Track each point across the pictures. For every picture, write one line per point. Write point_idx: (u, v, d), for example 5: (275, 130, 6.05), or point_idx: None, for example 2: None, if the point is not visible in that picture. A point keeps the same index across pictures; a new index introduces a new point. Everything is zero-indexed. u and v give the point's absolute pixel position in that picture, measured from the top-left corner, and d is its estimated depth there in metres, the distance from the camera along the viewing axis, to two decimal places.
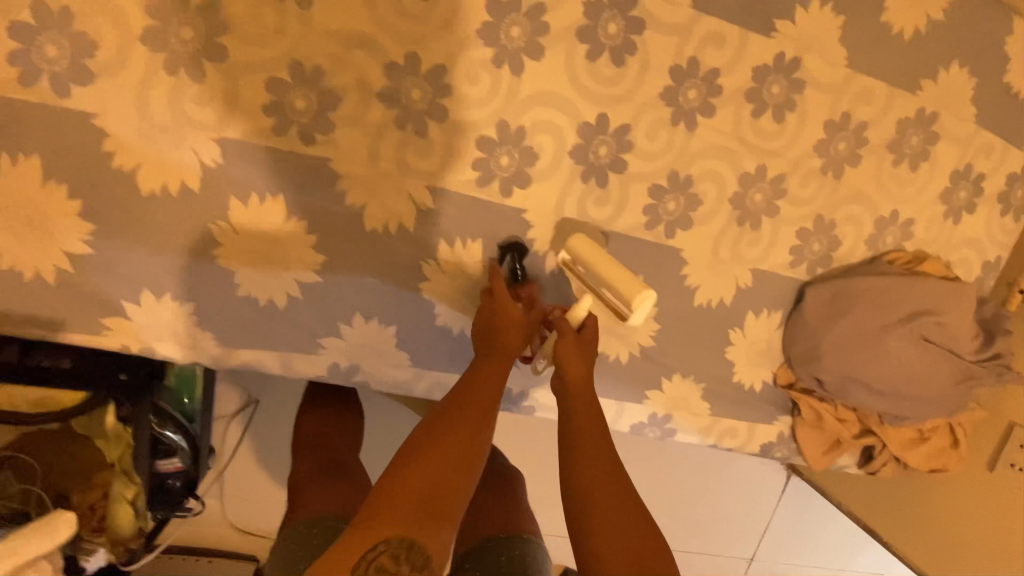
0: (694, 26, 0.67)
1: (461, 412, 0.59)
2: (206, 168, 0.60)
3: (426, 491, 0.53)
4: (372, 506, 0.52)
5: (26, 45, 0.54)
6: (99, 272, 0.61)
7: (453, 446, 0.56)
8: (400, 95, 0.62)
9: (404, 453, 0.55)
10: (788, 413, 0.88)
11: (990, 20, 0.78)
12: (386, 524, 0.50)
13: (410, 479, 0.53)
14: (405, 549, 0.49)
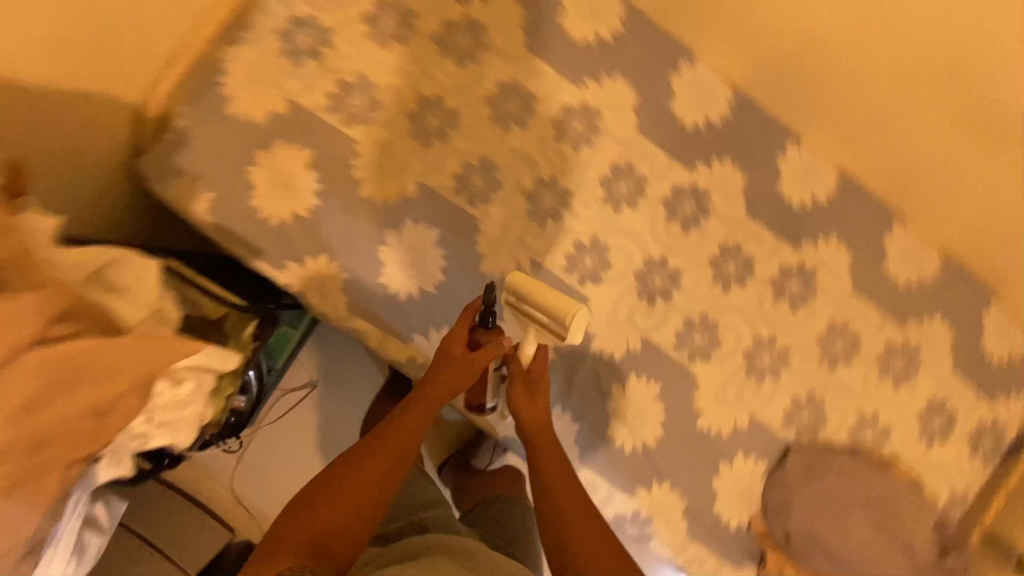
0: (743, 224, 0.97)
1: (364, 462, 0.72)
2: (401, 194, 0.92)
3: (313, 535, 0.66)
4: (272, 553, 0.64)
5: (344, 97, 0.90)
6: (302, 230, 0.88)
7: (352, 493, 0.70)
8: (536, 197, 0.94)
9: (306, 504, 0.68)
10: (754, 562, 0.97)
11: (976, 297, 1.01)
12: (279, 566, 0.62)
13: (301, 530, 0.66)
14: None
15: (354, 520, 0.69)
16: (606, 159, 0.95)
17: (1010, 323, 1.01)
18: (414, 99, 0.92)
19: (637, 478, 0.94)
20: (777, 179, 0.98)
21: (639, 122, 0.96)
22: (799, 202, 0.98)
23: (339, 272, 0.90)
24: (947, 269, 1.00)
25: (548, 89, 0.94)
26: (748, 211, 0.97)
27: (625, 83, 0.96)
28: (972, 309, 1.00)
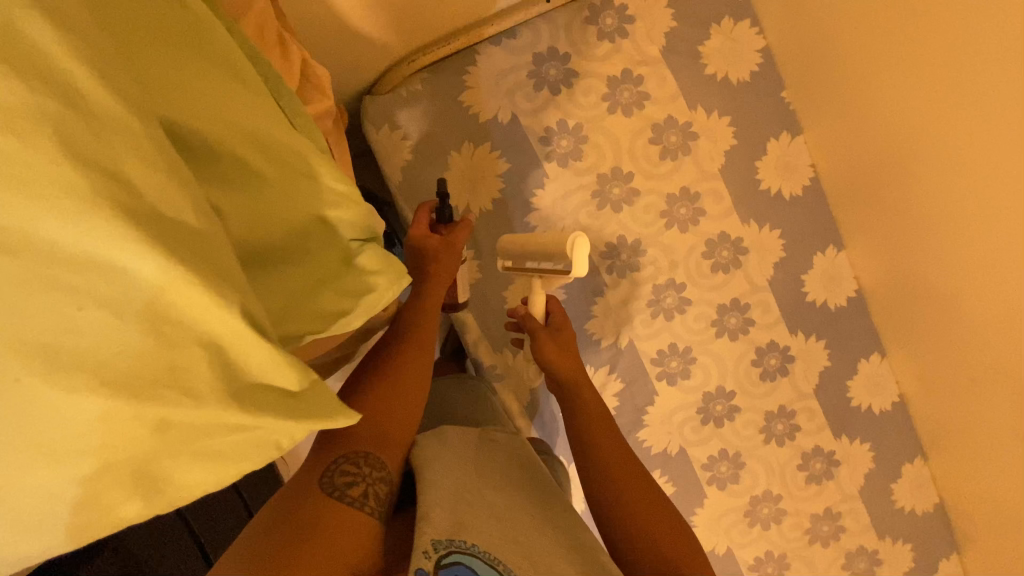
0: (761, 290, 1.06)
1: (393, 359, 0.77)
2: (496, 118, 0.97)
3: (371, 422, 0.71)
4: (332, 438, 0.69)
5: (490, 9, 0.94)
6: (397, 103, 0.94)
7: (398, 386, 0.75)
8: (607, 181, 1.00)
9: (356, 395, 0.73)
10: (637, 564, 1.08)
11: (908, 445, 1.13)
12: (335, 451, 0.67)
13: (358, 421, 0.71)
14: (360, 458, 0.67)
15: (403, 413, 0.74)
16: (681, 179, 1.01)
17: (921, 478, 1.14)
18: (548, 42, 0.96)
19: (563, 446, 1.08)
20: (806, 269, 1.07)
21: (724, 163, 1.02)
22: (813, 296, 1.08)
23: (408, 156, 0.96)
24: (896, 408, 1.12)
25: (664, 95, 1.00)
26: (770, 282, 1.06)
27: (730, 123, 1.02)
28: (898, 451, 1.13)
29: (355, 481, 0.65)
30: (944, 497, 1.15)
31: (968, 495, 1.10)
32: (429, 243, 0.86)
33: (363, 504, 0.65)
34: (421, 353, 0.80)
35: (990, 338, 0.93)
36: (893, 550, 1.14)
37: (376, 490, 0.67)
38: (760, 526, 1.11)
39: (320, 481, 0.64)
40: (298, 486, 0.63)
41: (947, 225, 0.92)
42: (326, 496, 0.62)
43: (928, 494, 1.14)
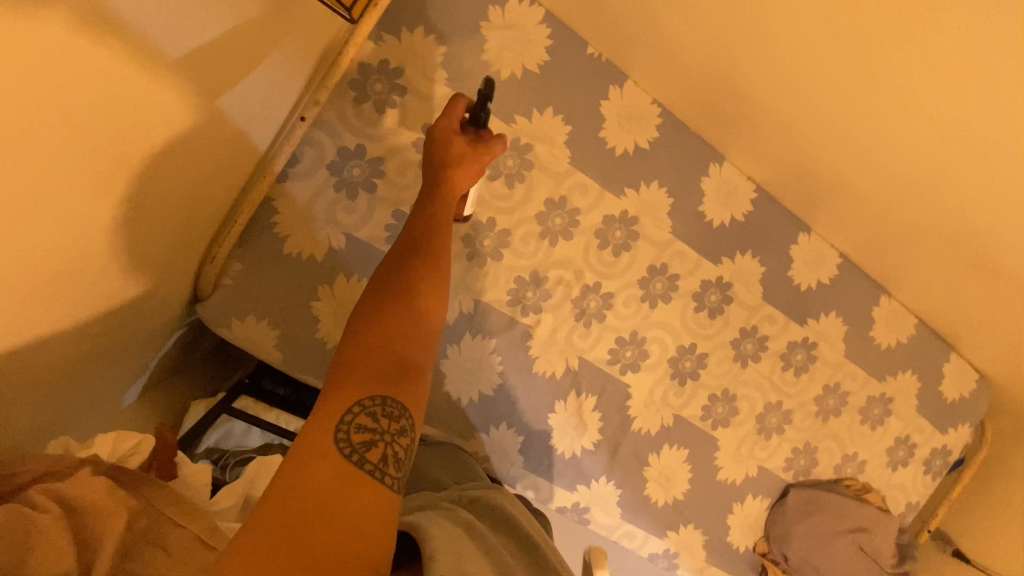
0: (670, 245, 1.03)
1: (416, 278, 0.65)
2: (332, 248, 0.89)
3: (388, 352, 0.59)
4: (339, 375, 0.56)
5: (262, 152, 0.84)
6: (228, 294, 0.87)
7: (418, 319, 0.63)
8: (476, 240, 0.95)
9: (370, 318, 0.61)
10: (692, 525, 1.15)
11: (869, 292, 1.14)
12: (354, 392, 0.54)
13: (371, 344, 0.58)
14: (379, 406, 0.54)
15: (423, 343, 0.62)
16: (540, 194, 0.95)
17: (894, 311, 1.16)
18: (335, 147, 0.86)
19: (575, 477, 1.09)
20: (700, 200, 1.03)
21: (571, 153, 0.95)
22: (719, 221, 1.05)
23: (273, 331, 0.90)
24: (842, 269, 1.12)
25: None
26: (674, 233, 1.03)
27: (555, 114, 0.93)
28: (863, 303, 1.14)
29: (374, 440, 0.53)
30: (922, 315, 1.18)
31: (939, 306, 1.14)
32: (452, 144, 0.73)
33: (383, 471, 0.52)
34: (435, 264, 0.67)
35: (885, 185, 0.95)
36: (898, 383, 1.19)
37: (396, 449, 0.54)
38: (777, 434, 1.15)
39: (336, 435, 0.51)
40: (310, 436, 0.50)
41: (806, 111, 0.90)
42: (343, 457, 0.50)
43: (907, 322, 1.17)
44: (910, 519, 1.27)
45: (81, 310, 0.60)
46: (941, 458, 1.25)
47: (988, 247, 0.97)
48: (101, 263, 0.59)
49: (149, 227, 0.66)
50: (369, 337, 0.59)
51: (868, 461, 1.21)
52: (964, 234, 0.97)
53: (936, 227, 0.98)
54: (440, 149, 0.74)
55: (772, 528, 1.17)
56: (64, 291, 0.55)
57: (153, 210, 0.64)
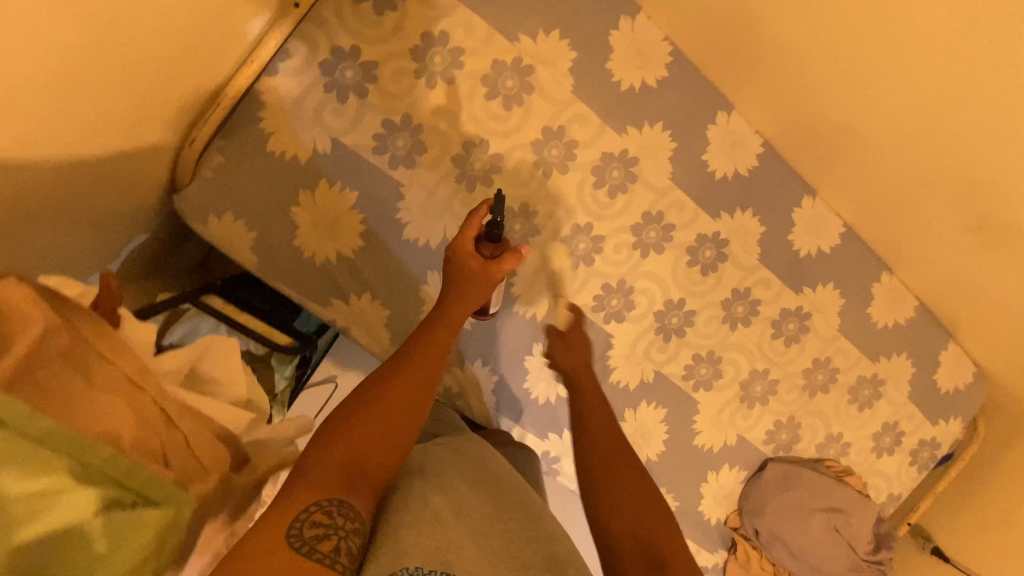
0: (668, 192, 0.99)
1: (392, 387, 0.70)
2: (316, 152, 0.87)
3: (352, 460, 0.64)
4: (303, 479, 0.61)
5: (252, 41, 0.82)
6: (204, 186, 0.84)
7: (389, 421, 0.68)
8: (466, 162, 0.91)
9: (345, 423, 0.67)
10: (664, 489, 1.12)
11: (870, 266, 1.10)
12: (315, 491, 0.60)
13: (337, 455, 0.64)
14: (335, 506, 0.59)
15: (392, 449, 0.67)
16: (538, 121, 0.91)
17: (895, 289, 1.12)
18: (328, 46, 0.84)
19: (547, 425, 1.06)
20: (705, 148, 0.99)
21: (575, 81, 0.92)
22: (722, 172, 1.01)
23: (250, 232, 0.88)
24: (845, 238, 1.08)
25: (478, 42, 0.87)
26: (674, 179, 0.99)
27: (561, 38, 0.90)
28: (863, 277, 1.10)
29: (327, 534, 0.57)
30: (923, 296, 1.14)
31: (942, 286, 1.09)
32: (469, 264, 0.81)
33: (334, 560, 0.56)
34: (414, 373, 0.72)
35: (896, 136, 0.92)
36: (891, 365, 1.15)
37: (349, 545, 0.58)
38: (760, 404, 1.12)
39: (288, 533, 0.55)
40: (262, 536, 0.55)
41: (821, 45, 0.87)
42: (293, 551, 0.54)
43: (908, 303, 1.13)
44: (891, 511, 1.23)
45: (53, 153, 0.57)
46: (928, 450, 1.21)
47: (991, 209, 0.92)
48: (72, 109, 0.57)
49: (126, 87, 0.63)
50: (337, 445, 0.64)
51: (852, 443, 1.17)
52: (967, 191, 0.93)
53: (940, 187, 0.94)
54: (457, 270, 0.82)
55: (746, 501, 1.14)
56: (32, 125, 0.53)
57: (128, 66, 0.62)
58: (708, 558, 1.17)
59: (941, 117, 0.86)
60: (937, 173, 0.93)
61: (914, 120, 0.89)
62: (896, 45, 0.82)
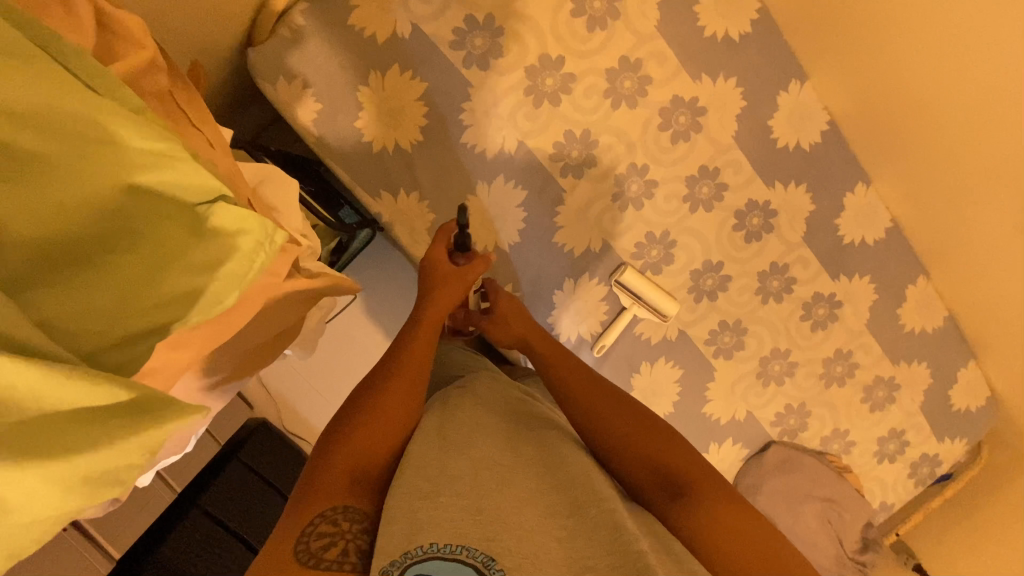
0: (728, 150, 0.99)
1: (383, 392, 0.68)
2: (395, 35, 0.86)
3: (351, 464, 0.61)
4: (302, 495, 0.57)
5: None
6: (281, 46, 0.84)
7: (376, 422, 0.65)
8: (538, 77, 0.91)
9: (336, 435, 0.64)
10: None
11: (908, 267, 1.10)
12: (314, 506, 0.56)
13: (335, 465, 0.60)
14: (340, 512, 0.56)
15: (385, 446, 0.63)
16: (617, 49, 0.91)
17: (928, 296, 1.12)
18: None
19: None
20: (772, 113, 0.99)
21: (660, 17, 0.92)
22: (785, 141, 1.01)
23: (315, 104, 0.86)
24: (890, 234, 1.08)
25: None
26: (737, 139, 0.99)
27: None
28: (899, 276, 1.10)
29: (334, 539, 0.54)
30: (953, 309, 1.14)
31: (976, 299, 1.09)
32: (440, 268, 0.82)
33: (344, 562, 0.52)
34: (402, 376, 0.71)
35: (969, 119, 0.90)
36: (910, 371, 1.14)
37: (359, 543, 0.55)
38: (776, 384, 1.11)
39: (294, 547, 0.52)
40: (267, 558, 0.51)
41: (908, 16, 0.87)
42: (303, 564, 0.51)
43: (938, 312, 1.13)
44: (881, 520, 1.22)
45: None
46: (928, 466, 1.21)
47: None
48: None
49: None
50: (333, 454, 0.61)
51: (857, 443, 1.16)
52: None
53: (1006, 174, 0.92)
54: (429, 273, 0.82)
55: (743, 479, 1.13)
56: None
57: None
58: None
59: (1017, 96, 0.84)
60: (1003, 165, 0.91)
61: (990, 101, 0.87)
62: (985, 24, 0.81)
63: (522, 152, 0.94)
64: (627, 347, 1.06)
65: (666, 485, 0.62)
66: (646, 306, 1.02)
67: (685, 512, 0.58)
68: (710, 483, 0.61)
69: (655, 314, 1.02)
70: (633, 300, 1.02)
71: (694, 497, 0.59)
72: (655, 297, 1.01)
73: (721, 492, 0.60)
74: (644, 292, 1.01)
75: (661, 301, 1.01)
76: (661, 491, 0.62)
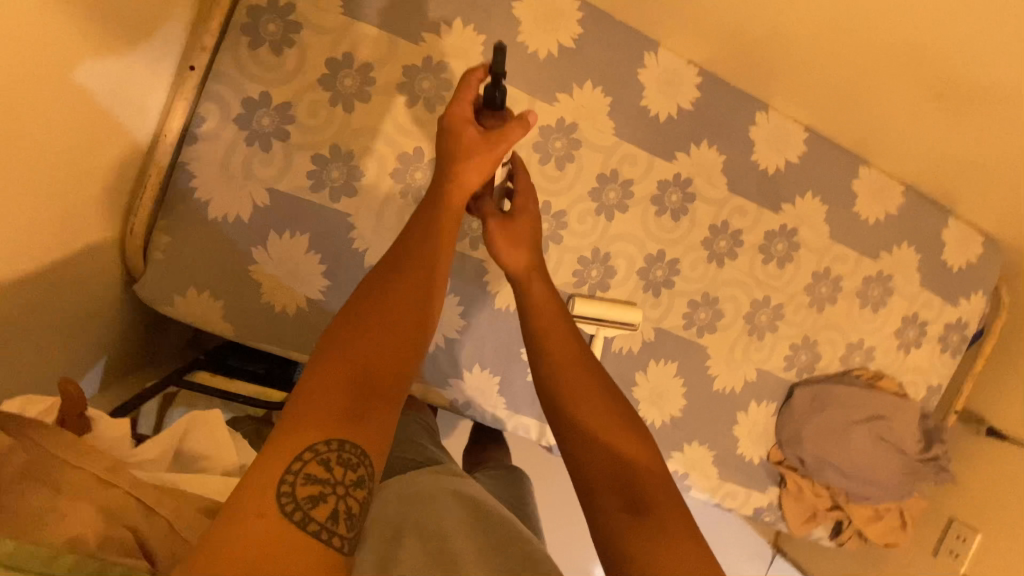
0: (616, 148, 0.97)
1: (393, 296, 0.59)
2: (257, 206, 0.86)
3: (353, 384, 0.52)
4: (296, 410, 0.50)
5: (164, 117, 0.81)
6: (161, 269, 0.85)
7: (388, 337, 0.56)
8: (406, 175, 0.90)
9: (342, 338, 0.55)
10: (699, 441, 1.09)
11: (844, 166, 1.06)
12: (310, 432, 0.48)
13: (337, 378, 0.52)
14: (334, 452, 0.48)
15: (397, 372, 0.55)
16: None
17: (876, 181, 1.08)
18: (238, 100, 0.83)
19: None
20: (641, 93, 0.96)
21: (490, 64, 0.90)
22: (665, 113, 0.98)
23: (217, 302, 0.88)
24: (811, 144, 1.04)
25: (381, 53, 0.86)
26: (619, 134, 0.96)
27: (466, 25, 0.88)
28: (839, 176, 1.06)
29: (323, 495, 0.47)
30: (907, 180, 1.10)
31: (923, 164, 1.05)
32: (466, 133, 0.70)
33: (331, 530, 0.46)
34: (414, 283, 0.61)
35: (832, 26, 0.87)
36: (894, 258, 1.10)
37: (351, 503, 0.48)
38: (770, 332, 1.08)
39: (279, 489, 0.46)
40: (249, 490, 0.45)
41: None
42: (286, 517, 0.45)
43: (893, 191, 1.09)
44: (935, 404, 1.19)
45: None
46: (957, 332, 1.16)
47: (947, 65, 0.86)
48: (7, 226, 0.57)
49: (49, 191, 0.64)
50: (339, 356, 0.54)
51: (876, 346, 1.13)
52: (917, 51, 0.86)
53: (895, 54, 0.87)
54: (448, 137, 0.70)
55: (782, 432, 1.11)
56: None
57: (42, 165, 0.61)
58: (761, 500, 1.13)
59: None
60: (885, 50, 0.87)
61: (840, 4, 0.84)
62: None
63: None
64: (614, 366, 1.04)
65: (625, 494, 0.60)
66: (611, 325, 1.00)
67: (635, 536, 0.57)
68: (675, 509, 0.59)
69: (623, 328, 1.00)
70: (597, 325, 1.00)
71: (654, 523, 0.57)
72: (616, 313, 0.99)
73: (679, 519, 0.58)
74: (602, 313, 0.99)
75: (622, 316, 0.99)
76: (618, 496, 0.60)
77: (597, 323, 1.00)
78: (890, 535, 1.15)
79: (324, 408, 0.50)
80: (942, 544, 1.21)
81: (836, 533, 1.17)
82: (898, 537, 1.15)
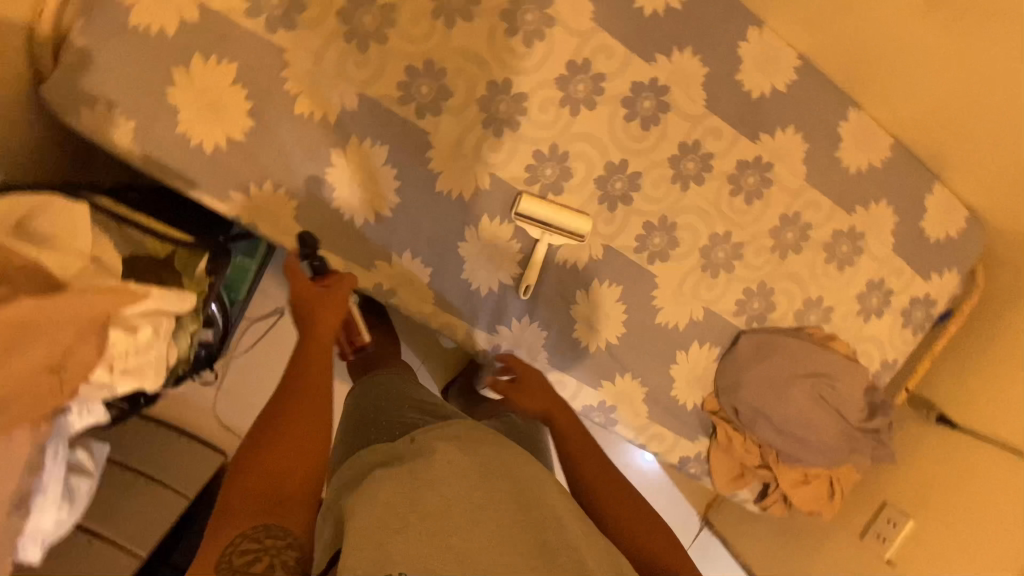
0: (592, 36, 0.89)
1: (293, 412, 0.64)
2: (184, 22, 0.78)
3: (268, 484, 0.56)
4: (223, 514, 0.54)
5: None
6: (65, 71, 0.76)
7: (294, 440, 0.61)
8: (354, 19, 0.82)
9: (251, 450, 0.60)
10: (633, 374, 1.03)
11: (833, 105, 0.99)
12: (241, 520, 0.53)
13: (253, 479, 0.57)
14: (263, 529, 0.52)
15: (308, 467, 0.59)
16: None
17: (866, 127, 1.00)
18: None
19: (491, 317, 0.98)
20: None
21: None
22: (651, 8, 0.90)
23: (128, 121, 0.79)
24: (803, 73, 0.96)
25: None
26: (598, 21, 0.88)
27: None
28: (826, 115, 0.98)
29: (258, 557, 0.50)
30: (896, 133, 1.03)
31: (915, 111, 0.98)
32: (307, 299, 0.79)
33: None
34: (310, 394, 0.67)
35: None
36: (870, 215, 1.04)
37: (287, 558, 0.51)
38: (726, 271, 1.02)
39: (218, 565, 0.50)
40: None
41: None
42: None
43: (882, 142, 1.02)
44: (886, 381, 1.13)
45: None
46: (922, 308, 1.10)
47: None
48: None
49: None
50: (252, 465, 0.58)
51: (835, 307, 1.07)
52: None
53: None
54: (306, 310, 0.78)
55: (720, 380, 1.05)
56: None
57: None
58: (689, 448, 1.08)
59: None
60: None
61: None
62: None
63: (369, 109, 0.85)
64: (553, 277, 0.98)
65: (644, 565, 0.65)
66: (558, 231, 0.93)
67: None
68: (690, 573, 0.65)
69: (569, 237, 0.94)
70: (543, 228, 0.93)
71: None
72: (565, 218, 0.92)
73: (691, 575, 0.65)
74: (549, 216, 0.92)
75: (570, 222, 0.92)
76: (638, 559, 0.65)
77: (543, 227, 0.93)
78: (816, 503, 1.10)
79: (243, 497, 0.55)
80: (870, 527, 1.14)
81: (761, 496, 1.12)
82: (824, 507, 1.10)
